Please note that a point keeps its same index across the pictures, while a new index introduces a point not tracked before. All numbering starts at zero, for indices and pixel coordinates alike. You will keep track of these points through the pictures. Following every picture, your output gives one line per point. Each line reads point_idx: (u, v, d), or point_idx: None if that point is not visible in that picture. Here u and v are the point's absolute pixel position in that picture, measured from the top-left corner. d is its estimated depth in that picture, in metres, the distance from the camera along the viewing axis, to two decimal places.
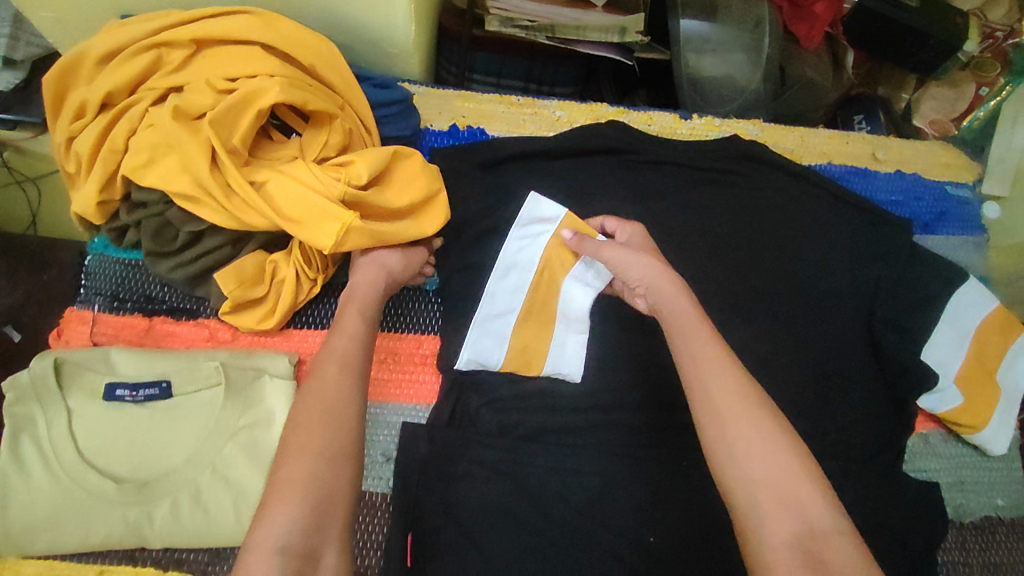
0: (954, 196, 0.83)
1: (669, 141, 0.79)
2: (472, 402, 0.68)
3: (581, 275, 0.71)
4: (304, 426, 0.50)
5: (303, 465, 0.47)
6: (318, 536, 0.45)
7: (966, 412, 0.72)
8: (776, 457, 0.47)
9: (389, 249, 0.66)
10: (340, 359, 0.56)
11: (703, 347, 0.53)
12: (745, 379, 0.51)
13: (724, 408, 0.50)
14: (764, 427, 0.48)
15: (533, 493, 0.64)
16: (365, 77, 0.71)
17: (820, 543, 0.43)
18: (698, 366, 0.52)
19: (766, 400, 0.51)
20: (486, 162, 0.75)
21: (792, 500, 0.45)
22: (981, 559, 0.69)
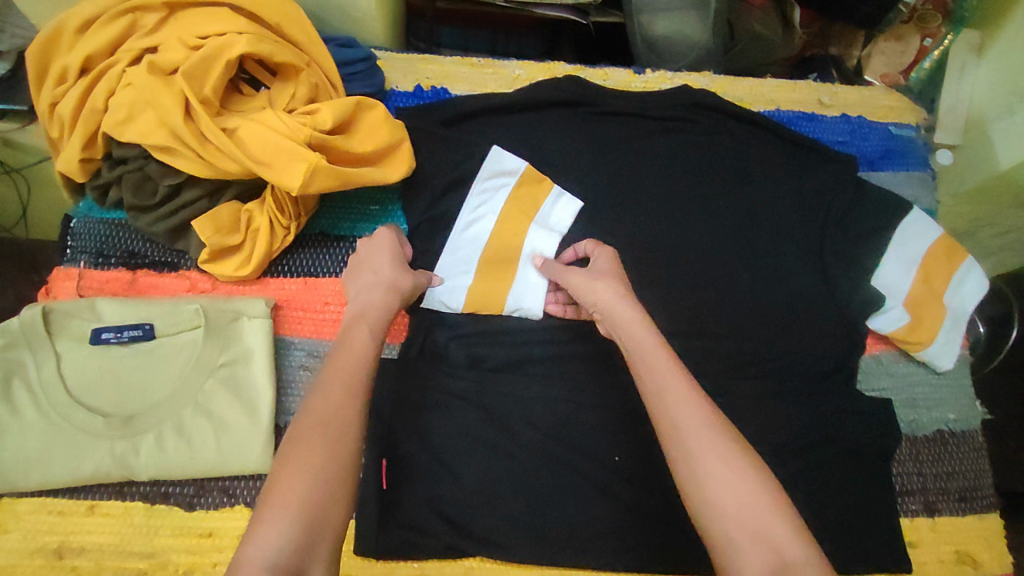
0: (898, 136, 0.87)
1: (624, 93, 0.83)
2: (439, 337, 0.71)
3: (544, 223, 0.76)
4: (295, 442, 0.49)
5: (300, 486, 0.46)
6: (305, 560, 0.44)
7: (913, 330, 0.76)
8: (745, 488, 0.48)
9: (397, 271, 0.64)
10: (343, 374, 0.54)
11: (671, 381, 0.54)
12: (712, 410, 0.52)
13: (691, 440, 0.50)
14: (730, 456, 0.49)
15: (500, 419, 0.67)
16: (330, 40, 0.76)
17: (795, 572, 0.43)
18: (669, 396, 0.53)
19: (733, 431, 0.52)
20: (450, 119, 0.79)
21: (763, 534, 0.46)
22: (933, 469, 0.73)
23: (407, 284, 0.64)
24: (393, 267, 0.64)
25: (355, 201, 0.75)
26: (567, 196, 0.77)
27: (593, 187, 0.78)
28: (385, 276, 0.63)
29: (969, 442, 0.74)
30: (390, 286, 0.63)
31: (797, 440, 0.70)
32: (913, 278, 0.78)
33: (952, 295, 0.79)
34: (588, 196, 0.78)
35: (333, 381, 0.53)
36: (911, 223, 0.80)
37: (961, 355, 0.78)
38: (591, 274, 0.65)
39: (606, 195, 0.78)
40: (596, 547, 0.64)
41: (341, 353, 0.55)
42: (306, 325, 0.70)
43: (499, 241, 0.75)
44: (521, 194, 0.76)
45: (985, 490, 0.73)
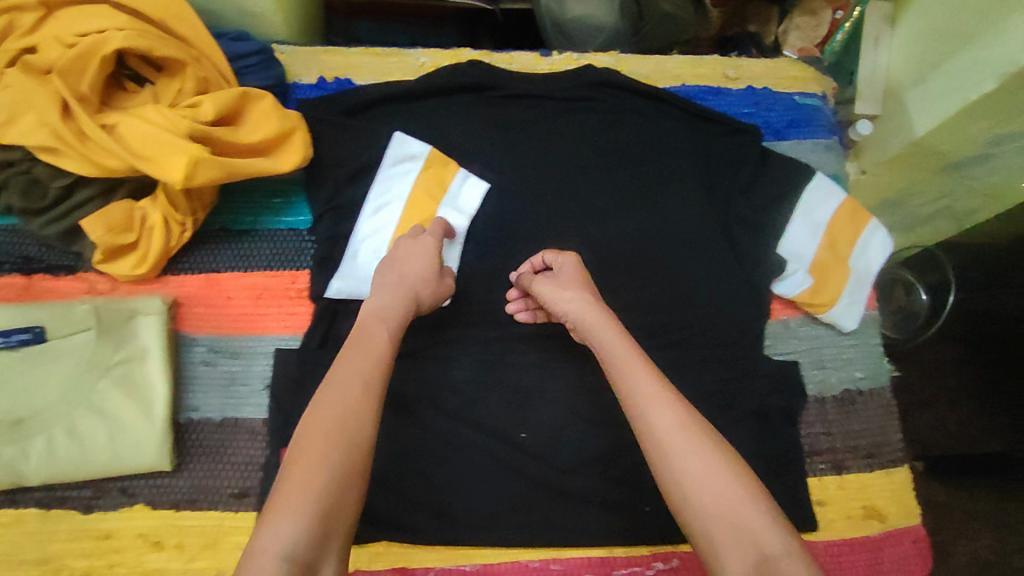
0: (802, 106, 0.89)
1: (530, 76, 0.83)
2: (346, 325, 0.69)
3: (451, 204, 0.76)
4: (308, 442, 0.50)
5: (315, 480, 0.47)
6: (314, 554, 0.45)
7: (817, 293, 0.77)
8: (722, 483, 0.49)
9: (425, 280, 0.65)
10: (354, 370, 0.55)
11: (642, 383, 0.55)
12: (684, 408, 0.54)
13: (668, 441, 0.51)
14: (710, 453, 0.50)
15: (406, 403, 0.68)
16: (223, 35, 0.75)
17: (776, 566, 0.44)
18: (638, 402, 0.54)
19: (707, 426, 0.53)
20: (352, 108, 0.78)
21: (743, 529, 0.47)
22: (841, 427, 0.74)
23: (427, 297, 0.65)
24: (420, 274, 0.65)
25: (257, 194, 0.75)
26: (474, 178, 0.77)
27: (500, 169, 0.78)
28: (411, 283, 0.64)
29: (876, 399, 0.76)
30: (411, 294, 0.63)
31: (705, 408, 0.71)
32: (819, 241, 0.80)
33: (857, 257, 0.81)
34: (495, 177, 0.78)
35: (350, 380, 0.54)
36: (817, 187, 0.82)
37: (866, 316, 0.79)
38: (557, 285, 0.65)
39: (513, 176, 0.78)
40: (502, 525, 0.65)
41: (355, 352, 0.56)
42: (207, 320, 0.69)
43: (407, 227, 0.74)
44: (428, 177, 0.76)
45: (892, 446, 0.75)
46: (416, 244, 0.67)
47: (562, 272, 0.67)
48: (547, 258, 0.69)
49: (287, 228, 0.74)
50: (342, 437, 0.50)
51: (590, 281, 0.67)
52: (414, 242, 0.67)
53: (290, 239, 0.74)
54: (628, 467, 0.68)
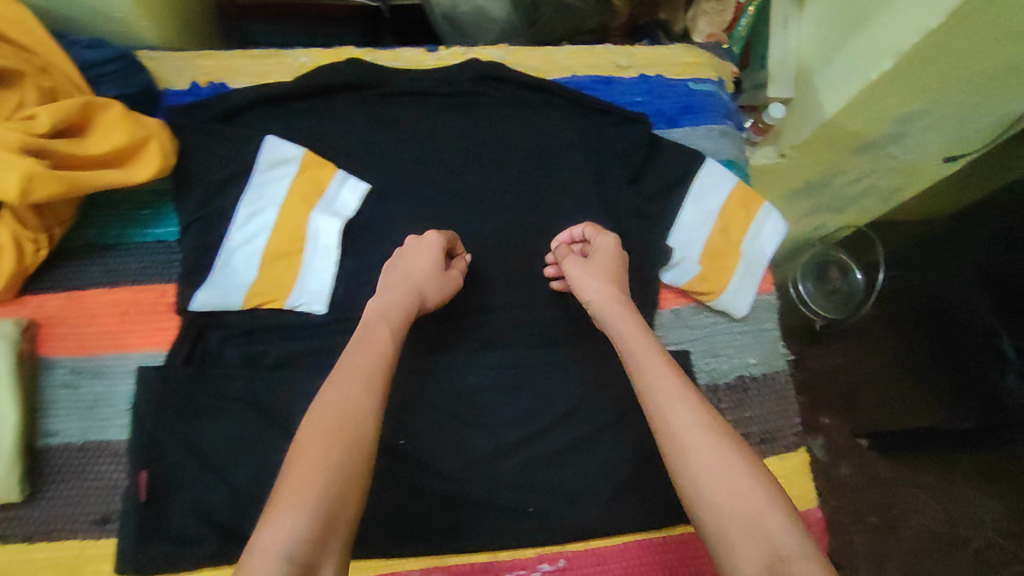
0: (697, 91, 0.88)
1: (412, 72, 0.81)
2: (213, 339, 0.67)
3: (328, 206, 0.73)
4: (318, 436, 0.48)
5: (321, 478, 0.46)
6: (315, 557, 0.43)
7: (705, 280, 0.77)
8: (736, 480, 0.47)
9: (428, 276, 0.65)
10: (362, 369, 0.54)
11: (659, 377, 0.55)
12: (703, 402, 0.52)
13: (687, 431, 0.50)
14: (721, 451, 0.49)
15: (279, 417, 0.65)
16: (74, 42, 0.71)
17: (791, 566, 0.42)
18: (656, 394, 0.54)
19: (725, 424, 0.52)
20: (224, 114, 0.76)
21: (756, 526, 0.45)
22: (734, 415, 0.74)
23: (435, 297, 0.66)
24: (427, 276, 0.65)
25: (123, 207, 0.72)
26: (353, 179, 0.74)
27: (381, 170, 0.76)
28: (416, 280, 0.64)
29: (770, 384, 0.77)
30: (417, 291, 0.64)
31: (591, 404, 0.71)
32: (711, 228, 0.80)
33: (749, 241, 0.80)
34: (376, 179, 0.76)
35: (353, 375, 0.53)
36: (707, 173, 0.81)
37: (756, 302, 0.80)
38: (588, 270, 0.67)
39: (396, 176, 0.76)
40: (381, 535, 0.64)
41: (369, 350, 0.56)
42: (68, 341, 0.66)
43: (282, 233, 0.71)
44: (303, 181, 0.73)
45: (785, 431, 0.75)
46: (423, 241, 0.67)
47: (600, 252, 0.69)
48: (586, 233, 0.72)
49: (153, 240, 0.71)
50: (354, 434, 0.49)
51: (617, 271, 0.68)
52: (420, 239, 0.68)
53: (157, 251, 0.71)
54: (511, 468, 0.68)
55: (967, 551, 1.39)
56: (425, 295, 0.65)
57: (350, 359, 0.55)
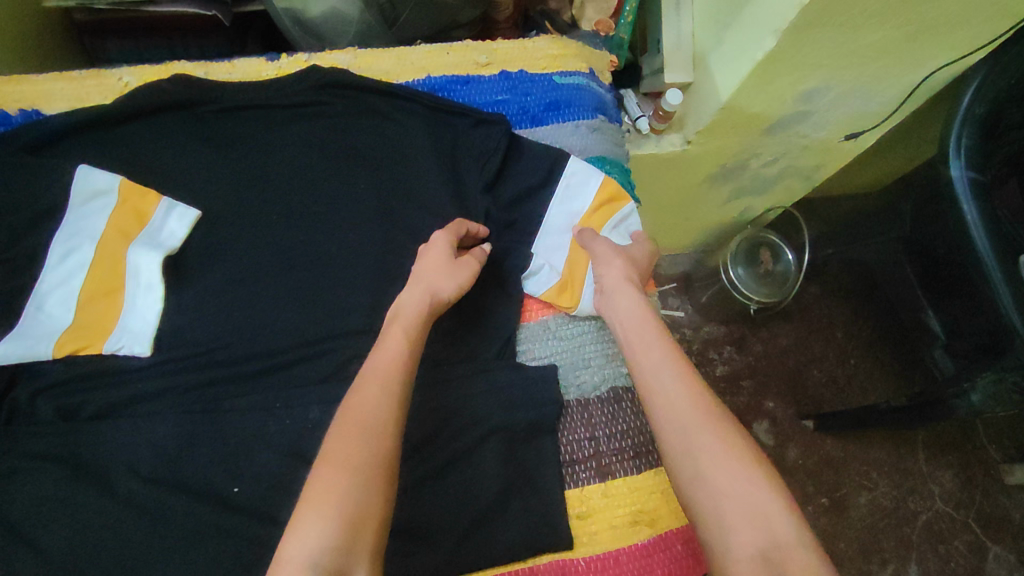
0: (562, 85, 0.84)
1: (247, 84, 0.76)
2: (21, 394, 0.62)
3: (152, 238, 0.67)
4: (341, 442, 0.50)
5: (345, 483, 0.48)
6: (348, 560, 0.45)
7: (564, 289, 0.73)
8: (736, 465, 0.50)
9: (439, 272, 0.65)
10: (381, 375, 0.56)
11: (664, 362, 0.58)
12: (704, 388, 0.55)
13: (690, 417, 0.53)
14: (725, 440, 0.51)
15: (96, 473, 0.60)
16: None
17: (787, 554, 0.45)
18: (662, 380, 0.57)
19: (729, 417, 0.55)
20: (32, 145, 0.70)
21: (755, 511, 0.47)
22: (607, 430, 0.70)
23: (450, 288, 0.65)
24: (438, 271, 0.65)
25: None
26: (180, 207, 0.69)
27: (215, 193, 0.71)
28: (429, 278, 0.64)
29: None
30: (430, 288, 0.64)
31: (447, 428, 0.66)
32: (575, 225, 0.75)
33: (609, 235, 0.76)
34: (208, 205, 0.71)
35: (373, 382, 0.55)
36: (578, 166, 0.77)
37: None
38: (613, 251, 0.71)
39: (230, 200, 0.71)
40: None
41: (389, 355, 0.57)
42: None
43: (99, 270, 0.66)
44: (123, 213, 0.67)
45: None
46: (432, 241, 0.67)
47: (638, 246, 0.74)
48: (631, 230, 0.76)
49: None
50: (376, 439, 0.51)
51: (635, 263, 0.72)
52: (429, 243, 0.67)
53: None
54: None
55: (916, 524, 1.37)
56: (439, 292, 0.64)
57: (370, 365, 0.57)
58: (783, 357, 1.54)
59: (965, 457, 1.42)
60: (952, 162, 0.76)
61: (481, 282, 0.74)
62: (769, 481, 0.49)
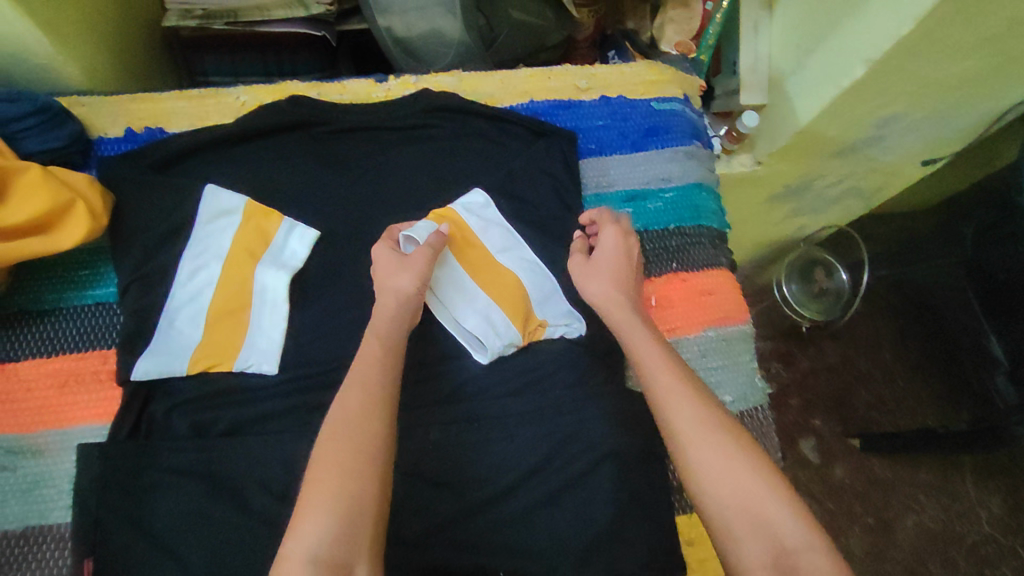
0: (660, 111, 0.86)
1: (360, 107, 0.78)
2: (158, 409, 0.64)
3: (276, 258, 0.69)
4: (330, 441, 0.52)
5: (335, 480, 0.49)
6: (349, 557, 0.47)
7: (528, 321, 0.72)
8: (742, 479, 0.52)
9: (387, 274, 0.65)
10: (362, 382, 0.56)
11: (658, 376, 0.59)
12: (703, 400, 0.56)
13: (690, 433, 0.55)
14: (726, 453, 0.53)
15: (230, 488, 0.61)
16: None
17: (796, 560, 0.49)
18: (658, 393, 0.58)
19: (727, 419, 0.56)
20: (159, 163, 0.71)
21: (762, 522, 0.51)
22: None
23: (410, 282, 0.63)
24: (389, 274, 0.64)
25: (60, 268, 0.67)
26: (301, 226, 0.70)
27: (332, 214, 0.73)
28: (385, 283, 0.64)
29: (748, 422, 0.75)
30: (391, 291, 0.63)
31: (561, 452, 0.68)
32: (501, 265, 0.74)
33: (463, 313, 0.71)
34: (326, 225, 0.72)
35: (373, 388, 0.56)
36: (488, 229, 0.75)
37: (728, 335, 0.78)
38: (590, 264, 0.70)
39: (347, 220, 0.73)
40: None
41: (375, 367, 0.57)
42: (4, 420, 0.63)
43: (227, 290, 0.67)
44: (247, 232, 0.69)
45: None
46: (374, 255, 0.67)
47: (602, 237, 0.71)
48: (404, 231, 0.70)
49: (91, 302, 0.67)
50: (364, 437, 0.52)
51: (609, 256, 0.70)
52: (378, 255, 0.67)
53: (94, 315, 0.67)
54: (479, 524, 0.65)
55: (961, 545, 1.37)
56: (402, 292, 0.63)
57: (356, 371, 0.57)
58: (831, 374, 1.53)
59: (1015, 482, 1.41)
60: None
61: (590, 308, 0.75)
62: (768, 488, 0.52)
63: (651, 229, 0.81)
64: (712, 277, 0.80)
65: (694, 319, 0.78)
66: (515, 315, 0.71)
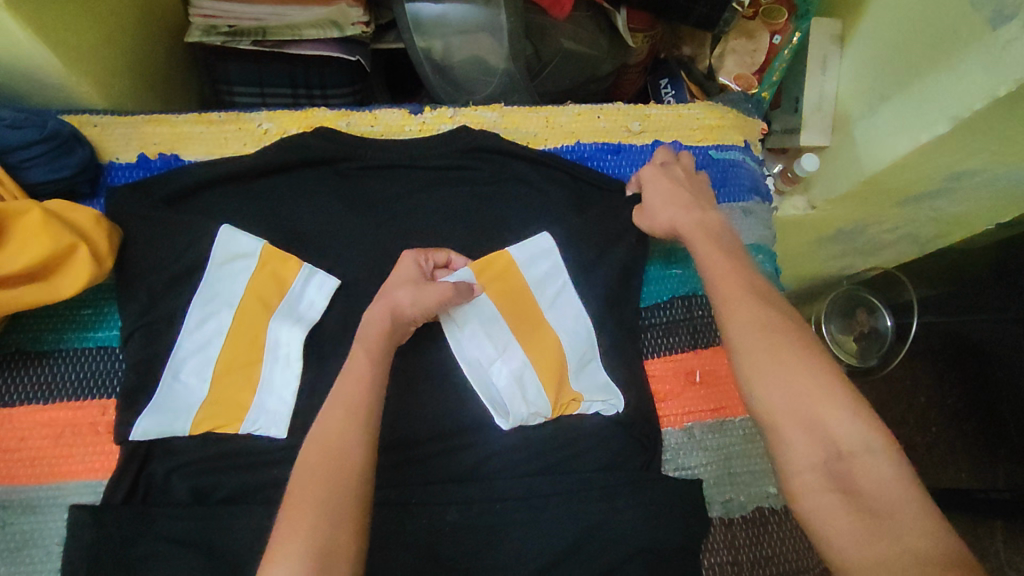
0: (718, 161, 0.79)
1: (391, 141, 0.71)
2: (157, 469, 0.59)
3: (291, 310, 0.64)
4: (306, 475, 0.45)
5: (311, 520, 0.43)
6: None
7: (562, 390, 0.66)
8: (797, 377, 0.47)
9: (400, 284, 0.59)
10: (346, 403, 0.50)
11: (715, 275, 0.55)
12: (761, 300, 0.52)
13: (742, 333, 0.50)
14: (782, 353, 0.48)
15: (227, 565, 0.56)
16: None
17: (852, 464, 0.44)
18: (716, 292, 0.54)
19: (786, 318, 0.51)
20: (172, 197, 0.66)
21: (815, 421, 0.45)
22: (751, 555, 0.66)
23: (415, 307, 0.59)
24: (400, 286, 0.59)
25: (62, 307, 0.63)
26: (320, 275, 0.65)
27: (355, 262, 0.67)
28: (391, 292, 0.59)
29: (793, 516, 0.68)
30: (391, 305, 0.58)
31: (591, 541, 0.61)
32: (545, 322, 0.68)
33: (497, 373, 0.67)
34: (347, 273, 0.66)
35: (356, 411, 0.49)
36: (543, 282, 0.69)
37: None
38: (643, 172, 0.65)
39: (371, 270, 0.67)
40: None
41: (355, 417, 0.49)
42: None
43: (237, 342, 0.62)
44: (261, 279, 0.64)
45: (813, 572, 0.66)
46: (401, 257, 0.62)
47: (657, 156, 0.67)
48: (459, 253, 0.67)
49: (93, 345, 0.62)
50: (345, 478, 0.46)
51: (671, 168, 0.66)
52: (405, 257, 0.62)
53: (95, 361, 0.62)
54: None
55: None
56: (399, 308, 0.58)
57: (337, 390, 0.51)
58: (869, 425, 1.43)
59: None
60: None
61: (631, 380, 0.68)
62: (823, 387, 0.46)
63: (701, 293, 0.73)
64: None
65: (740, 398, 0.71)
66: (549, 384, 0.66)
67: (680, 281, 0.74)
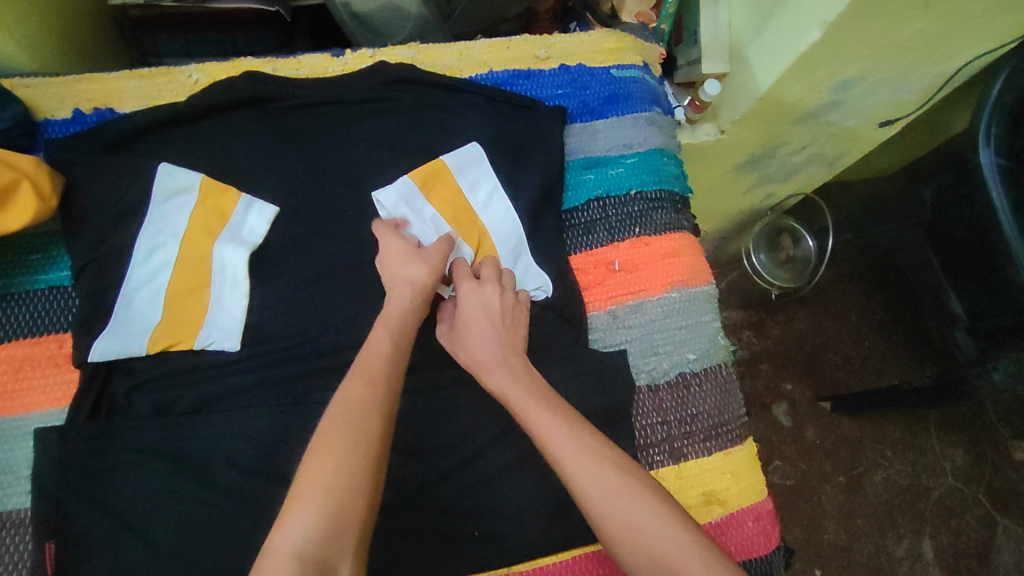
0: (620, 78, 0.86)
1: (317, 81, 0.77)
2: (119, 390, 0.64)
3: (234, 235, 0.69)
4: (330, 429, 0.49)
5: (326, 474, 0.46)
6: (337, 534, 0.45)
7: None
8: (662, 539, 0.47)
9: (403, 262, 0.63)
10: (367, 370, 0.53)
11: (561, 446, 0.52)
12: (611, 462, 0.51)
13: (606, 506, 0.49)
14: (643, 513, 0.48)
15: (195, 467, 0.61)
16: None
17: None
18: (564, 463, 0.51)
19: (638, 474, 0.51)
20: (110, 143, 0.70)
21: None
22: (677, 414, 0.74)
23: (425, 274, 0.62)
24: (401, 263, 0.63)
25: (12, 254, 0.67)
26: (259, 204, 0.70)
27: (291, 190, 0.72)
28: (397, 272, 0.62)
29: (712, 378, 0.76)
30: (406, 280, 0.61)
31: None
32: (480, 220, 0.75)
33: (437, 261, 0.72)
34: (285, 201, 0.71)
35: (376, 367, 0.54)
36: (474, 184, 0.75)
37: (691, 295, 0.79)
38: (460, 336, 0.63)
39: (306, 195, 0.72)
40: None
41: (362, 387, 0.52)
42: None
43: (185, 268, 0.67)
44: (203, 210, 0.68)
45: (731, 425, 0.75)
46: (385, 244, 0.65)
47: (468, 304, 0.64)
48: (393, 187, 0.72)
49: (45, 286, 0.66)
50: (355, 428, 0.49)
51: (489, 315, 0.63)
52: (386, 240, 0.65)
53: (48, 300, 0.66)
54: (447, 489, 0.66)
55: (929, 499, 1.24)
56: (419, 284, 0.61)
57: (362, 360, 0.55)
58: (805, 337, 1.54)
59: None
60: (981, 150, 0.78)
61: (555, 271, 0.75)
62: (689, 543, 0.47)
63: (614, 194, 0.81)
64: (676, 240, 0.81)
65: (658, 282, 0.78)
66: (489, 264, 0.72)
67: (593, 185, 0.81)
